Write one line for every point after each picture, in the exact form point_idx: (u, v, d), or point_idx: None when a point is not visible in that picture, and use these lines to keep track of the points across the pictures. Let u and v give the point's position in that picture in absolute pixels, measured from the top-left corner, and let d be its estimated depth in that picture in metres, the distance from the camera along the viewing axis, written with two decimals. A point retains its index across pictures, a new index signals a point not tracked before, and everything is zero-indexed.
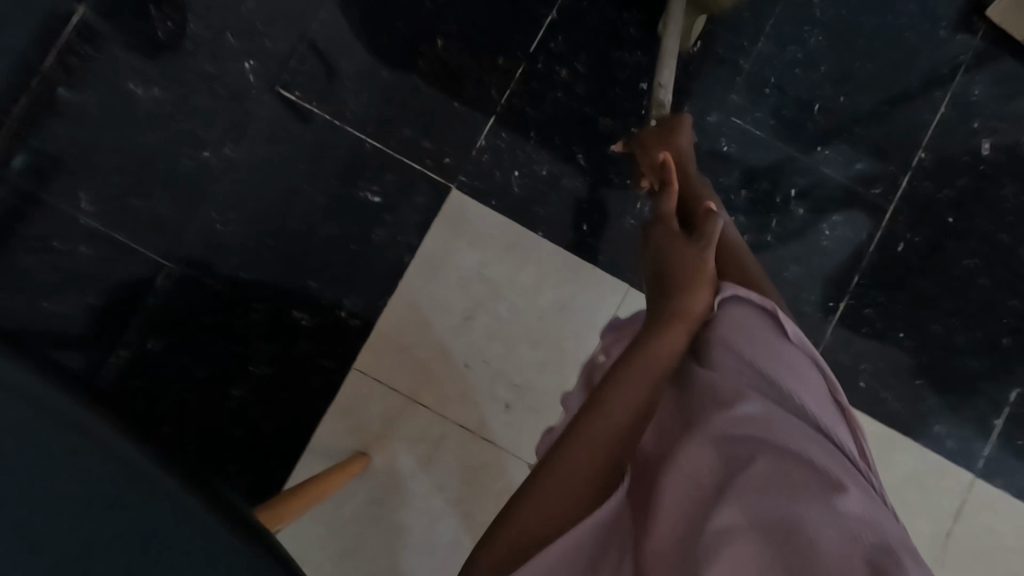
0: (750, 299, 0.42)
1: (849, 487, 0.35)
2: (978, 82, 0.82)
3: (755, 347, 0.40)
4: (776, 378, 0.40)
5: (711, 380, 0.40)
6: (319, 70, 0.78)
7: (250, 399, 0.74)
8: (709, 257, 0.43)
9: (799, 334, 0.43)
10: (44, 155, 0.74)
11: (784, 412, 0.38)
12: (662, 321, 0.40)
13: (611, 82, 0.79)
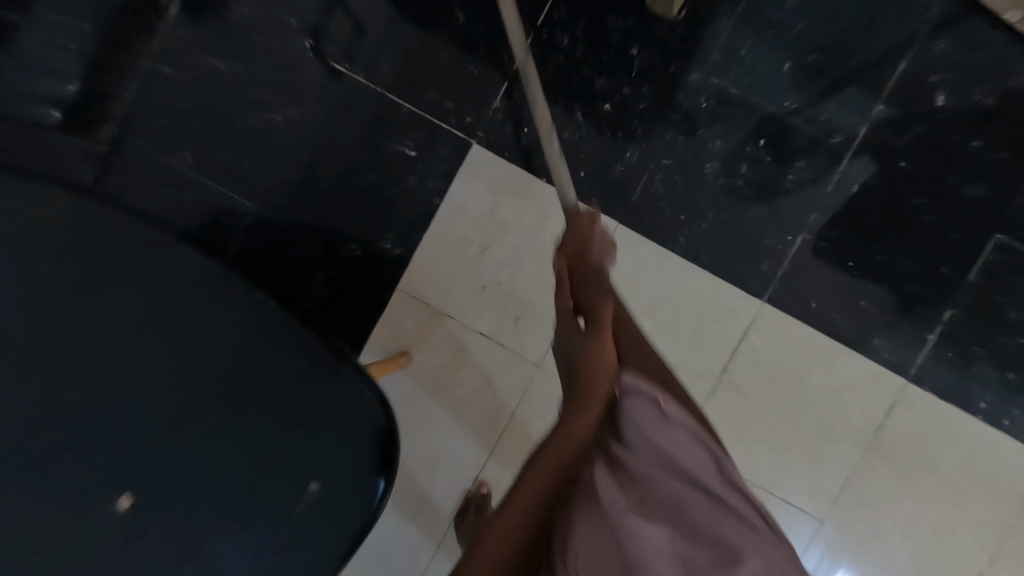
0: (641, 392, 0.51)
1: (745, 550, 0.46)
2: (939, 38, 0.92)
3: (660, 440, 0.50)
4: (681, 465, 0.50)
5: (630, 463, 0.50)
6: (361, 43, 0.93)
7: (315, 313, 0.94)
8: (600, 345, 0.55)
9: (688, 419, 0.51)
10: (147, 119, 0.93)
11: (689, 491, 0.49)
12: (575, 409, 0.52)
13: (606, 48, 0.92)
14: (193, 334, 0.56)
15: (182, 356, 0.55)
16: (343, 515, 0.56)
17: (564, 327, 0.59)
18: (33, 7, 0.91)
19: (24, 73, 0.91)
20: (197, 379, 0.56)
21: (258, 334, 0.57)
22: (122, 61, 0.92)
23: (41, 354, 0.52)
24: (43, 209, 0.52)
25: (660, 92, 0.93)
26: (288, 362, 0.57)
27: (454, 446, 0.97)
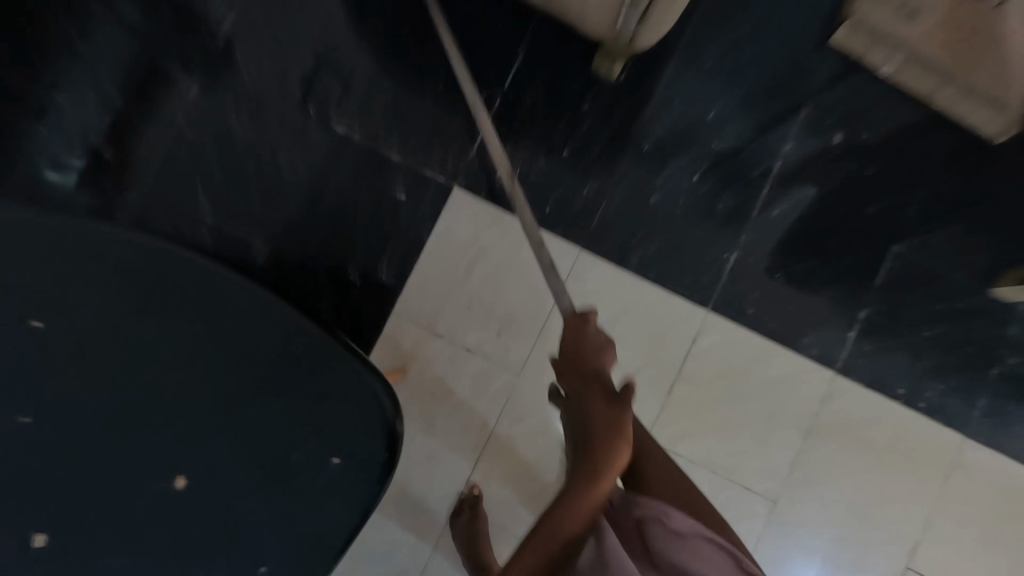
0: (667, 513, 0.68)
1: None
2: (830, 88, 1.13)
3: (682, 552, 0.65)
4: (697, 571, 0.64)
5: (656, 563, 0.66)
6: (357, 107, 1.12)
7: None
8: (611, 433, 0.61)
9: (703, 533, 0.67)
10: (176, 178, 1.10)
11: None
12: (582, 490, 0.60)
13: (562, 104, 1.11)
14: (219, 334, 0.65)
15: (212, 353, 0.64)
16: (351, 493, 0.67)
17: (581, 405, 0.65)
18: (90, 86, 1.11)
19: (81, 142, 1.10)
20: (226, 373, 0.65)
21: (274, 331, 0.65)
22: (160, 127, 1.11)
23: (100, 356, 0.62)
24: (96, 238, 0.63)
25: (608, 139, 1.11)
26: (303, 354, 0.65)
27: (446, 449, 1.10)
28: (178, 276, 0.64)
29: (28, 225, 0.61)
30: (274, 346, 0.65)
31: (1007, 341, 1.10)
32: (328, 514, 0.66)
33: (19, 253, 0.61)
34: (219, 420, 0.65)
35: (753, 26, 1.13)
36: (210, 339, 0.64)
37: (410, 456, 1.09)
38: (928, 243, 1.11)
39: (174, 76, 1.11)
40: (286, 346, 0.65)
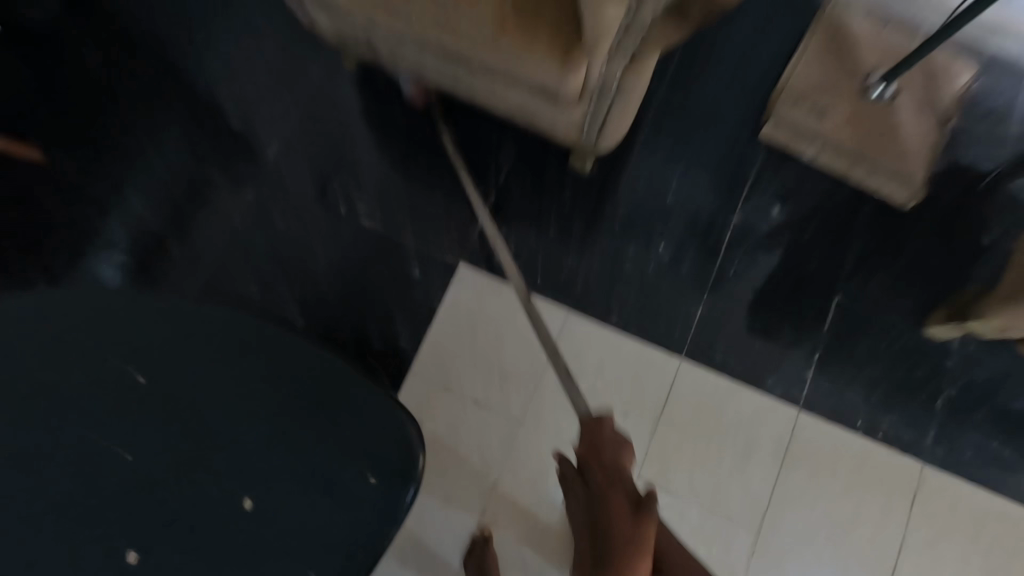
0: None
1: None
2: (765, 170, 1.38)
3: None
4: None
5: None
6: (379, 204, 1.37)
7: None
8: (642, 528, 0.76)
9: None
10: (229, 267, 1.34)
11: None
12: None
13: (546, 193, 1.36)
14: (281, 381, 0.82)
15: (275, 396, 0.82)
16: (380, 510, 0.80)
17: (615, 504, 0.80)
18: (165, 196, 1.38)
19: (154, 240, 1.35)
20: (286, 411, 0.82)
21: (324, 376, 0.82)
22: (219, 226, 1.36)
23: (191, 401, 0.81)
24: (193, 311, 0.83)
25: (586, 219, 1.35)
26: (347, 393, 0.82)
27: (459, 494, 1.24)
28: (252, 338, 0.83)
29: (144, 304, 0.82)
30: (324, 387, 0.82)
31: (947, 372, 1.25)
32: (360, 533, 0.80)
33: (139, 326, 0.82)
34: (277, 450, 0.81)
35: (697, 126, 1.40)
36: (274, 384, 0.82)
37: (427, 502, 1.24)
38: (865, 292, 1.30)
39: (231, 187, 1.38)
40: (333, 387, 0.82)
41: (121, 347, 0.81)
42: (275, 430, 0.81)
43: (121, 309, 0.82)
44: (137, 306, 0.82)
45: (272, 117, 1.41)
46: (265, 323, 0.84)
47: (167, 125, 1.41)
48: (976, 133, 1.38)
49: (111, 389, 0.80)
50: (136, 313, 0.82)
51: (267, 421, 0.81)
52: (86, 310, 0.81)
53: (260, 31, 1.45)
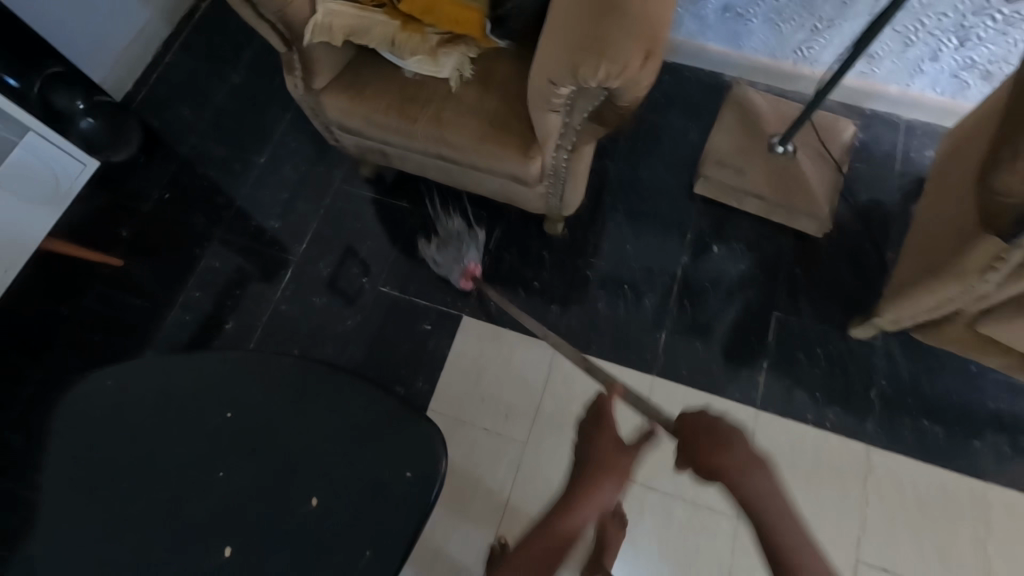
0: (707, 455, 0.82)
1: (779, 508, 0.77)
2: (703, 219, 1.71)
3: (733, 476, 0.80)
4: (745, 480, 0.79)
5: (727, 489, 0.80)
6: (395, 274, 1.68)
7: None
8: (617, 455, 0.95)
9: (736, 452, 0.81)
10: (274, 336, 1.63)
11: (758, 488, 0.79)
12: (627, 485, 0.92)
13: (529, 253, 1.68)
14: (333, 408, 1.07)
15: (329, 421, 1.07)
16: (414, 503, 1.02)
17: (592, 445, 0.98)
18: (221, 284, 1.70)
19: (212, 320, 1.66)
20: (338, 431, 1.06)
21: (367, 402, 1.08)
22: (265, 304, 1.67)
23: (269, 428, 1.07)
24: (267, 360, 1.10)
25: (564, 272, 1.66)
26: (385, 412, 1.07)
27: (477, 512, 1.45)
28: (310, 377, 1.09)
29: (234, 356, 1.11)
30: (367, 410, 1.07)
31: (876, 369, 1.50)
32: (399, 518, 1.02)
33: (229, 373, 1.09)
34: (333, 462, 1.05)
35: (645, 190, 1.75)
36: (328, 411, 1.07)
37: (450, 522, 1.44)
38: (798, 308, 1.58)
39: (273, 272, 1.70)
40: (375, 409, 1.07)
41: (218, 389, 1.09)
42: (331, 447, 1.05)
43: (216, 361, 1.10)
44: (230, 359, 1.10)
45: (305, 214, 1.76)
46: (319, 365, 1.11)
47: (222, 228, 1.76)
48: (869, 176, 1.72)
49: (210, 421, 1.07)
50: (229, 364, 1.10)
51: (324, 440, 1.06)
52: (192, 364, 1.10)
53: (295, 150, 1.84)
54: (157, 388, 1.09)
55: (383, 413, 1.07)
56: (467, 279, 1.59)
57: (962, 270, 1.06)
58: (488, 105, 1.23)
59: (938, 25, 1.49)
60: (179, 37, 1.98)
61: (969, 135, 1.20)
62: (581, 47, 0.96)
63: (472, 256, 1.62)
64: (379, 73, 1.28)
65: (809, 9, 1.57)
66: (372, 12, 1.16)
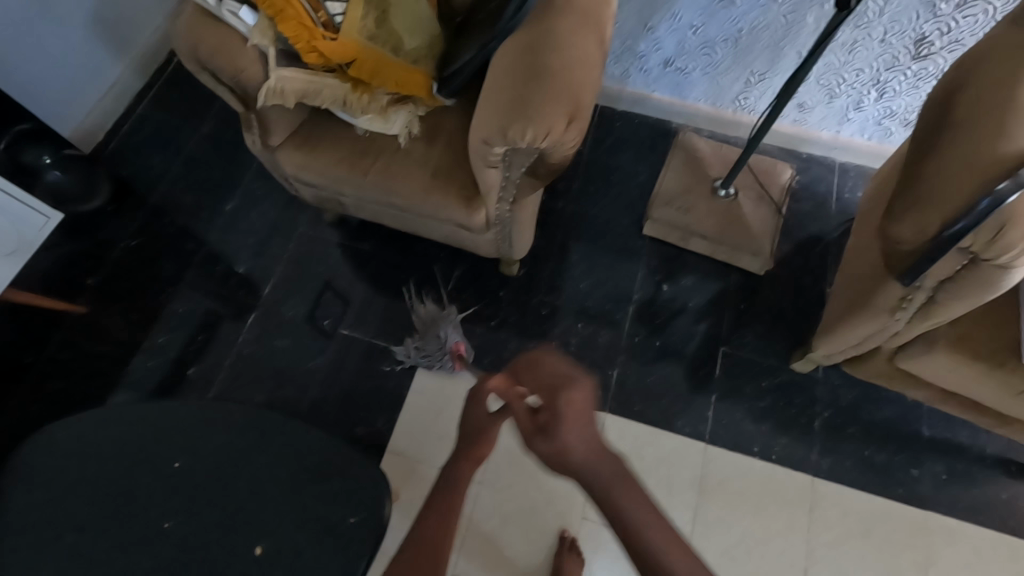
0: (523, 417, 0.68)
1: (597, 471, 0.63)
2: (654, 259, 1.78)
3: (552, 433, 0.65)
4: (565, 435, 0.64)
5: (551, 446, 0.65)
6: (355, 315, 1.72)
7: None
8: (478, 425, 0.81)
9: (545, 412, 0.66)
10: (237, 380, 1.66)
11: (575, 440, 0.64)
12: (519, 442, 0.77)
13: (487, 292, 1.73)
14: (281, 456, 1.09)
15: (276, 471, 1.09)
16: (360, 547, 1.04)
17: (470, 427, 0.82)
18: (185, 330, 1.72)
19: (176, 365, 1.68)
20: (285, 480, 1.08)
21: (314, 449, 1.10)
22: (228, 348, 1.70)
23: (217, 477, 1.09)
24: (216, 410, 1.13)
25: (520, 311, 1.71)
26: (332, 459, 1.09)
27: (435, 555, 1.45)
28: (258, 425, 1.12)
29: (181, 406, 1.13)
30: (315, 457, 1.09)
31: (819, 400, 1.56)
32: (344, 563, 1.03)
33: (177, 424, 1.11)
34: (279, 510, 1.06)
35: (598, 231, 1.83)
36: (276, 460, 1.09)
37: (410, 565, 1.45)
38: (745, 343, 1.65)
39: (237, 317, 1.73)
40: (322, 457, 1.09)
41: (166, 441, 1.10)
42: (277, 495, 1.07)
43: (163, 412, 1.12)
44: (177, 409, 1.12)
45: (269, 258, 1.81)
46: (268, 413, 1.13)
47: (187, 274, 1.80)
48: (807, 214, 1.83)
49: (157, 473, 1.09)
50: (177, 413, 1.12)
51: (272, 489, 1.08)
52: (140, 415, 1.12)
53: (260, 196, 1.90)
54: (107, 439, 1.10)
55: (330, 460, 1.09)
56: (458, 360, 1.55)
57: (877, 307, 1.13)
58: (435, 159, 1.30)
59: (856, 79, 1.62)
60: (151, 90, 2.06)
61: (879, 187, 1.31)
62: (509, 114, 1.04)
63: (455, 334, 1.59)
64: (334, 130, 1.35)
65: (742, 63, 1.69)
66: (323, 76, 1.23)
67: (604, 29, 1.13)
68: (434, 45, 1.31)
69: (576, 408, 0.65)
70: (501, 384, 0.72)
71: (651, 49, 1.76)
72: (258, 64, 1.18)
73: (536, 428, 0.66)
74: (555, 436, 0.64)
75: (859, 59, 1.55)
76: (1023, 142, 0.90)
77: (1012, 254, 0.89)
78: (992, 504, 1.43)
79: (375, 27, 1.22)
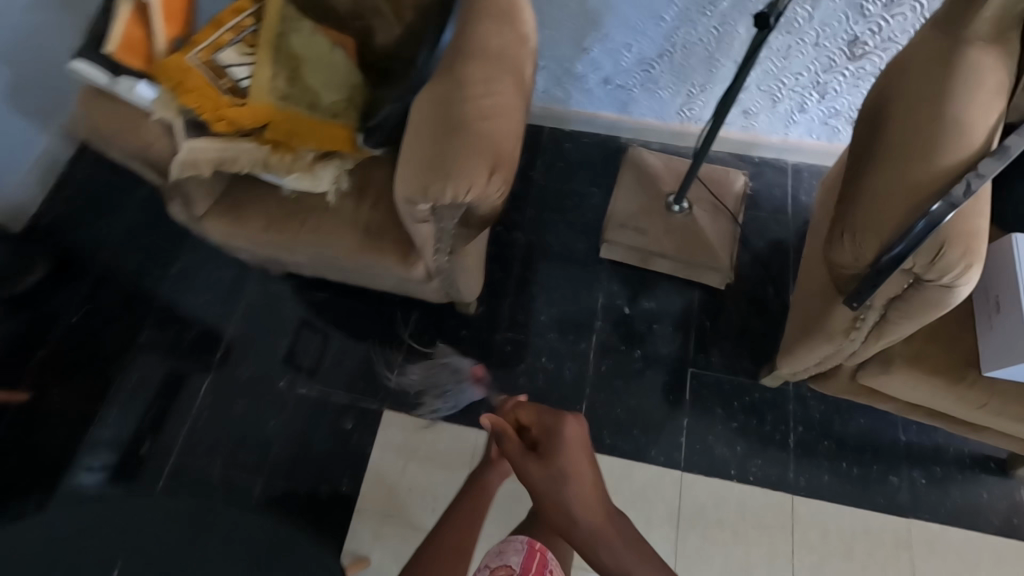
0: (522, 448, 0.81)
1: (584, 506, 0.75)
2: (614, 283, 1.74)
3: (556, 466, 0.78)
4: (561, 466, 0.78)
5: (545, 475, 0.78)
6: (310, 373, 1.66)
7: (329, 526, 1.49)
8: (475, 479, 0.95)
9: (554, 446, 0.80)
10: (191, 453, 1.59)
11: (571, 473, 0.77)
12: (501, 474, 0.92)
13: (445, 335, 1.68)
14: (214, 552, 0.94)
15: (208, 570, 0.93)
16: None
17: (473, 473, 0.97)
18: (136, 405, 1.65)
19: (129, 443, 1.60)
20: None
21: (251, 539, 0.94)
22: (182, 420, 1.62)
23: None
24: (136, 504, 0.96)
25: (481, 351, 1.66)
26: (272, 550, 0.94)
27: None
28: (188, 518, 0.96)
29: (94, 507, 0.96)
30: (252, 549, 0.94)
31: (791, 414, 1.53)
32: None
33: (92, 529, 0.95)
34: None
35: (555, 259, 1.78)
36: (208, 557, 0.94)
37: None
38: (712, 362, 1.61)
39: (187, 386, 1.66)
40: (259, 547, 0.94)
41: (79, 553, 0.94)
42: None
43: (73, 517, 0.95)
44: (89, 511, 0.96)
45: (218, 321, 1.73)
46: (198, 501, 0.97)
47: (133, 344, 1.72)
48: (763, 222, 1.80)
49: None
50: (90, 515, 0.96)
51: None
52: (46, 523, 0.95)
53: (205, 255, 1.83)
54: None
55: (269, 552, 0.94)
56: (479, 384, 1.62)
57: (833, 328, 1.09)
58: (367, 214, 1.25)
59: (796, 82, 1.59)
60: (83, 154, 1.98)
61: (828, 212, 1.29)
62: (425, 170, 0.99)
63: (468, 361, 1.64)
64: (259, 193, 1.29)
65: (680, 77, 1.67)
66: (238, 141, 1.16)
67: (523, 70, 1.09)
68: (356, 95, 1.26)
69: (574, 442, 0.80)
70: (494, 427, 0.85)
71: (589, 69, 1.73)
72: (165, 138, 1.12)
73: (532, 455, 0.80)
74: (554, 460, 0.78)
75: (796, 63, 1.53)
76: (940, 166, 0.90)
77: (953, 275, 0.87)
78: (974, 507, 1.41)
79: (286, 86, 1.17)
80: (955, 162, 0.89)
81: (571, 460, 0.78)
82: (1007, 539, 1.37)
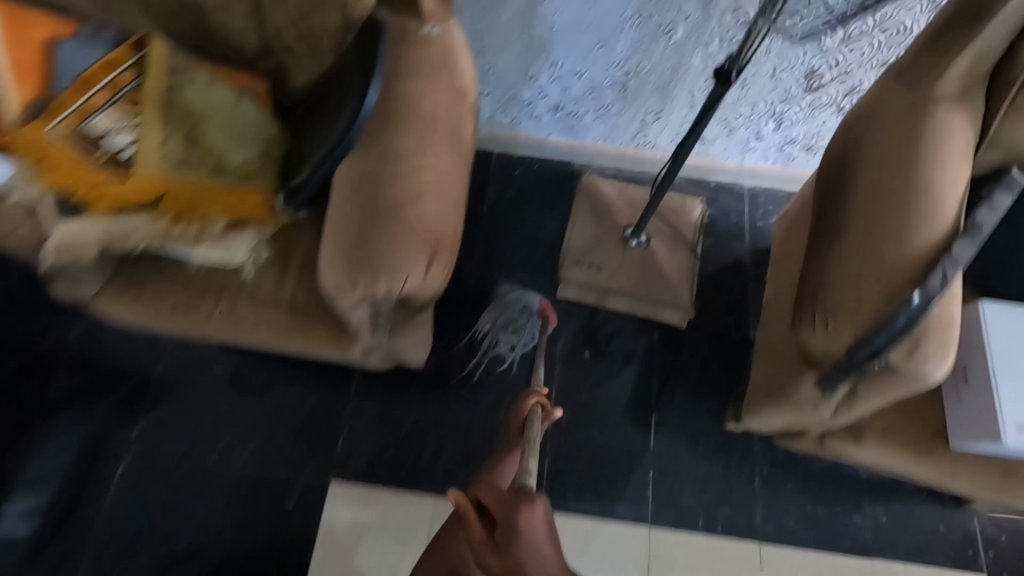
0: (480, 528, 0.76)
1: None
2: (572, 324, 1.63)
3: (519, 549, 0.72)
4: (526, 549, 0.72)
5: (509, 562, 0.72)
6: (244, 446, 1.49)
7: None
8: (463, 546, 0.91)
9: (516, 525, 0.74)
10: (107, 550, 1.39)
11: (535, 555, 0.72)
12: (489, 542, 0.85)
13: (394, 394, 1.55)
14: None
15: None
16: None
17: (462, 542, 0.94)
18: (34, 499, 1.42)
19: (30, 546, 1.38)
20: None
21: None
22: (92, 511, 1.41)
23: None
24: None
25: (434, 409, 1.54)
26: None
27: None
28: None
29: None
30: None
31: (756, 457, 1.50)
32: None
33: None
34: None
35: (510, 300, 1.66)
36: None
37: None
38: (676, 406, 1.55)
39: (97, 471, 1.45)
40: None
41: None
42: None
43: None
44: None
45: (129, 391, 1.51)
46: None
47: (24, 425, 1.47)
48: (723, 250, 1.74)
49: None
50: None
51: None
52: None
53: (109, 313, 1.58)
54: None
55: None
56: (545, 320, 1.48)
57: (803, 402, 1.03)
58: (292, 291, 1.09)
59: (752, 112, 1.52)
60: None
61: (792, 260, 1.23)
62: (353, 261, 0.85)
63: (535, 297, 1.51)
64: (162, 269, 1.11)
65: (633, 105, 1.57)
66: (126, 216, 0.98)
67: (461, 132, 0.96)
68: (271, 148, 1.07)
69: (536, 519, 0.74)
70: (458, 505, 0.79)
71: (537, 96, 1.59)
72: (30, 221, 0.93)
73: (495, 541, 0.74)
74: (517, 544, 0.73)
75: (752, 93, 1.45)
76: (912, 250, 0.84)
77: (930, 366, 0.82)
78: (931, 539, 1.42)
79: (183, 149, 1.01)
80: (928, 244, 0.84)
81: (534, 538, 0.73)
82: (961, 569, 1.40)
